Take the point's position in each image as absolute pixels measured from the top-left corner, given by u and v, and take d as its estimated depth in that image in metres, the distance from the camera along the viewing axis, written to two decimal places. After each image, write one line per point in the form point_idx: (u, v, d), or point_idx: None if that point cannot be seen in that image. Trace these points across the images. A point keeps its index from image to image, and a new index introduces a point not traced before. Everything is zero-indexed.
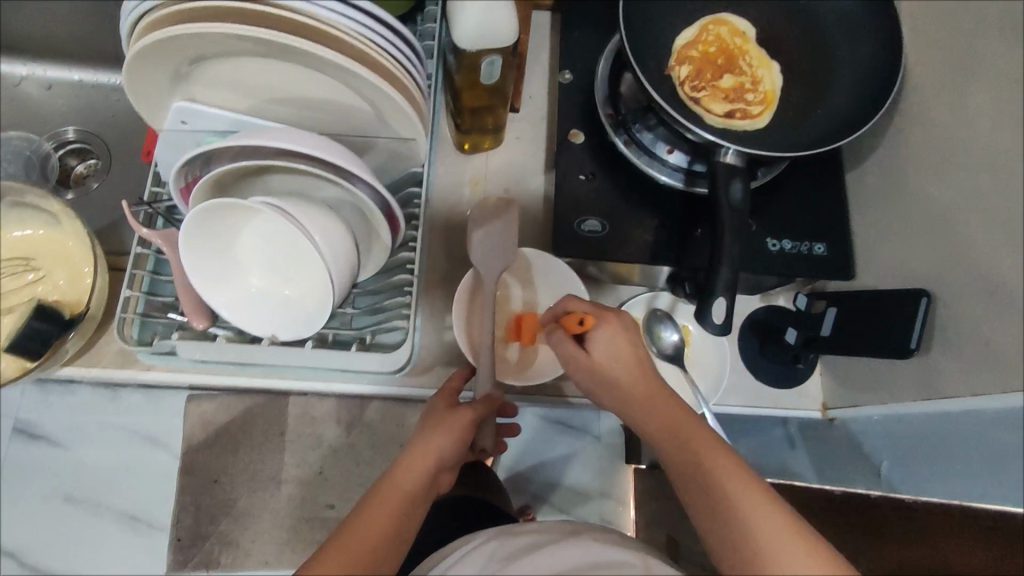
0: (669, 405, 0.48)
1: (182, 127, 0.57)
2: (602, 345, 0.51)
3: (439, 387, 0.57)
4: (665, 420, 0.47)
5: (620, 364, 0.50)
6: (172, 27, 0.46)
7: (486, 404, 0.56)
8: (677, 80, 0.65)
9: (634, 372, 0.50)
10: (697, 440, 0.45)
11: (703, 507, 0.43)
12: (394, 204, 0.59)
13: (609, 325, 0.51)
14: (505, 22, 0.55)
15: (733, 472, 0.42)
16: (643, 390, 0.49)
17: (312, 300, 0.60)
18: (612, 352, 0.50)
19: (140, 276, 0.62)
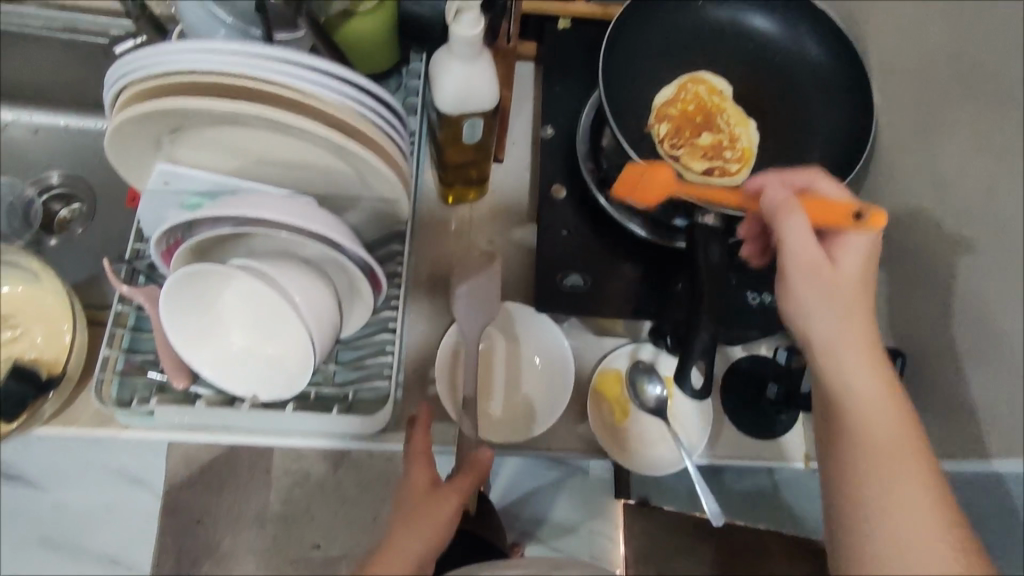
0: (876, 347, 0.48)
1: (164, 188, 0.58)
2: (844, 261, 0.49)
3: (414, 456, 0.55)
4: (873, 357, 0.47)
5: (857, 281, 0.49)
6: (151, 101, 0.46)
7: (467, 473, 0.53)
8: (657, 138, 0.67)
9: (863, 296, 0.49)
10: (890, 391, 0.47)
11: (858, 437, 0.46)
12: (376, 265, 0.59)
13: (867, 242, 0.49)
14: (485, 86, 0.56)
15: (897, 424, 0.46)
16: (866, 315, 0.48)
17: (294, 358, 0.60)
18: (852, 272, 0.49)
19: (120, 334, 0.63)
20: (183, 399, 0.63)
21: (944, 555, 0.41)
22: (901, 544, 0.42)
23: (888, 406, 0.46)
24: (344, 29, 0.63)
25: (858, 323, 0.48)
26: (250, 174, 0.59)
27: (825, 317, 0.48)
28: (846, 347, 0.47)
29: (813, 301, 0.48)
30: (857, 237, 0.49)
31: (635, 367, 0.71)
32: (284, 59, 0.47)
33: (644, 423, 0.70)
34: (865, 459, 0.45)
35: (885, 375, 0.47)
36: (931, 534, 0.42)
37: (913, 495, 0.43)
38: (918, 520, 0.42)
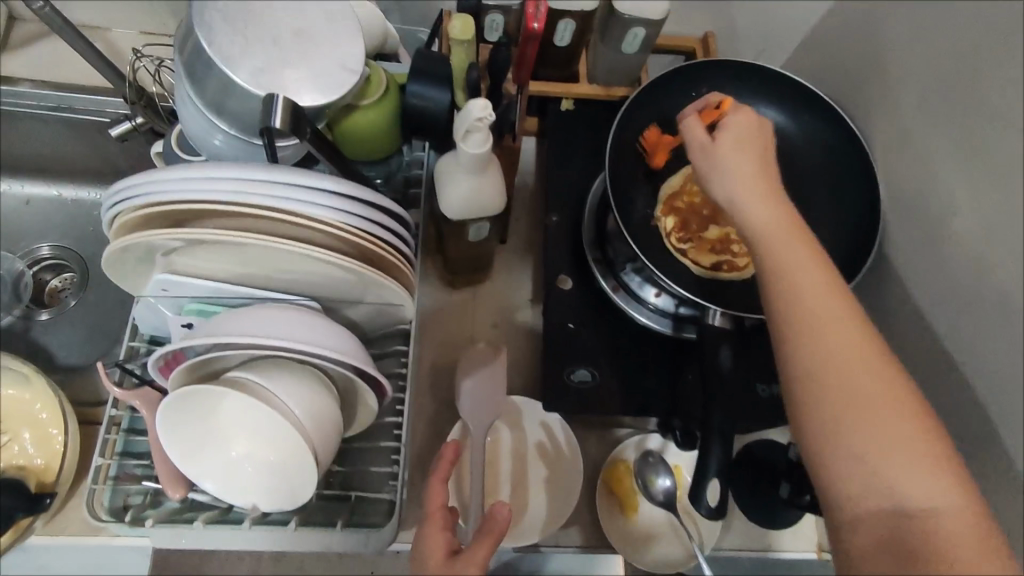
0: (774, 190, 0.49)
1: (163, 293, 0.56)
2: (729, 131, 0.52)
3: (432, 512, 0.52)
4: (767, 202, 0.48)
5: (744, 139, 0.52)
6: (148, 233, 0.48)
7: (489, 537, 0.49)
8: (663, 231, 0.67)
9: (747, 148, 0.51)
10: (788, 225, 0.47)
11: (773, 287, 0.45)
12: (383, 377, 0.57)
13: (743, 112, 0.53)
14: (492, 196, 0.54)
15: (808, 261, 0.45)
16: (751, 161, 0.51)
17: (297, 466, 0.55)
18: (739, 137, 0.52)
19: (113, 440, 0.61)
20: (180, 508, 0.60)
21: (876, 379, 0.40)
22: (833, 379, 0.41)
23: (796, 246, 0.46)
24: (347, 121, 0.61)
25: (748, 174, 0.50)
26: (250, 279, 0.57)
27: (726, 185, 0.50)
28: (740, 187, 0.49)
29: (715, 171, 0.51)
30: (736, 117, 0.53)
31: (645, 460, 0.69)
32: (294, 184, 0.48)
33: (656, 519, 0.68)
34: (787, 313, 0.44)
35: (782, 213, 0.48)
36: (858, 364, 0.41)
37: (825, 318, 0.42)
38: (844, 352, 0.41)
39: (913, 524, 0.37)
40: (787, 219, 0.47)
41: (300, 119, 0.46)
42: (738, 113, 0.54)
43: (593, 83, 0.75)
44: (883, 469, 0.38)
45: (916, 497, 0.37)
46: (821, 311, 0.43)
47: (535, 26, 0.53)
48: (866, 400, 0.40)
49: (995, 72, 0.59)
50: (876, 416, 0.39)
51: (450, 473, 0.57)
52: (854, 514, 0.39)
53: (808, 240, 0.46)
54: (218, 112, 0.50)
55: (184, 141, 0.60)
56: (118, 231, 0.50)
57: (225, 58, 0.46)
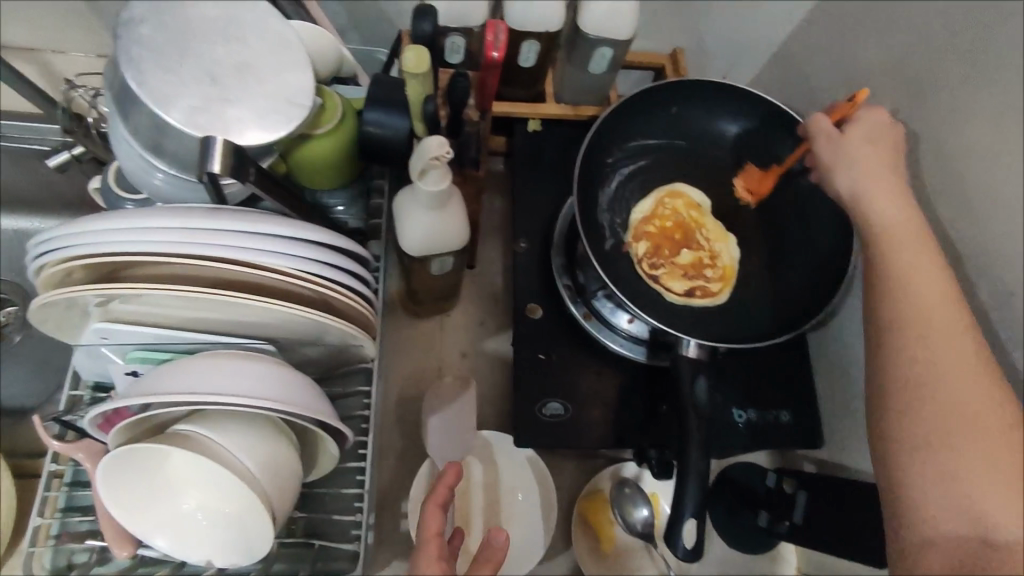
0: (902, 187, 0.50)
1: (103, 341, 0.52)
2: (859, 128, 0.54)
3: (430, 539, 0.44)
4: (896, 202, 0.48)
5: (876, 141, 0.54)
6: (80, 287, 0.46)
7: (489, 570, 0.44)
8: (635, 257, 0.65)
9: (881, 148, 0.53)
10: (911, 224, 0.46)
11: (890, 288, 0.43)
12: (339, 424, 0.54)
13: (880, 113, 0.55)
14: (454, 229, 0.52)
15: (930, 266, 0.43)
16: (880, 160, 0.52)
17: (253, 519, 0.51)
18: (873, 136, 0.54)
19: (53, 497, 0.57)
20: (130, 565, 0.57)
21: (982, 398, 0.38)
22: (934, 390, 0.39)
23: (918, 247, 0.45)
24: (301, 151, 0.57)
25: (869, 170, 0.51)
26: (198, 325, 0.53)
27: (852, 177, 0.51)
28: (869, 182, 0.50)
29: (844, 165, 0.53)
30: (867, 116, 0.55)
31: (621, 490, 0.67)
32: (229, 230, 0.47)
33: (630, 546, 0.67)
34: (898, 316, 0.42)
35: (909, 212, 0.47)
36: (963, 381, 0.39)
37: (931, 314, 0.41)
38: (954, 366, 0.39)
39: (995, 554, 0.35)
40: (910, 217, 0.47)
41: (243, 160, 0.43)
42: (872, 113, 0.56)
43: (561, 102, 0.73)
44: (973, 492, 0.36)
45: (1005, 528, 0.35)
46: (926, 308, 0.41)
47: (495, 56, 0.51)
48: (965, 416, 0.37)
49: (955, 90, 0.59)
50: (972, 437, 0.37)
51: (445, 497, 0.49)
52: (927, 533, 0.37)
53: (932, 244, 0.45)
54: (153, 152, 0.47)
55: (124, 178, 0.56)
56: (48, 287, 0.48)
57: (159, 98, 0.43)
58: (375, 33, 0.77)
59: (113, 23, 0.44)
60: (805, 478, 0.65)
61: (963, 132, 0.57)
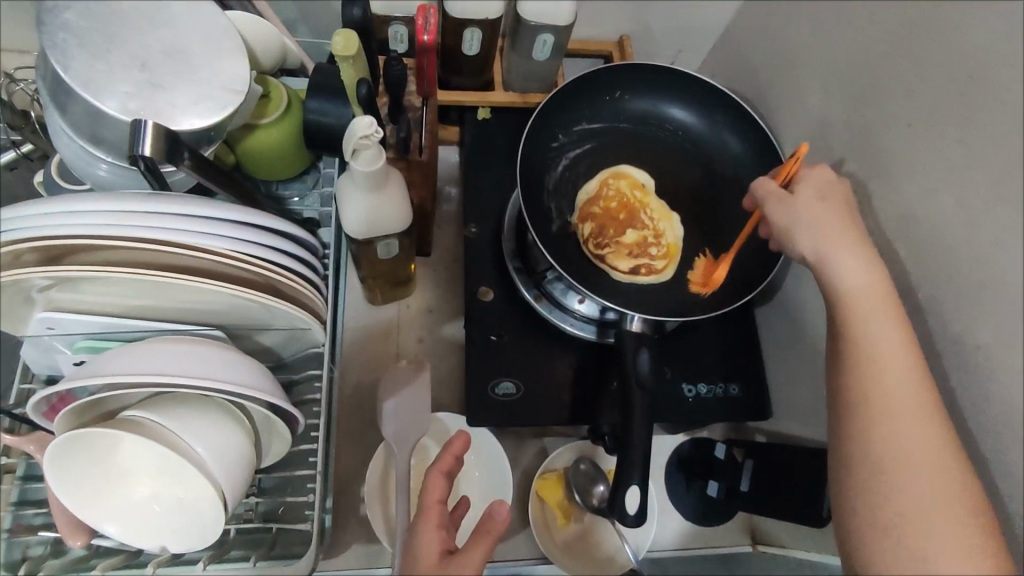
0: (864, 246, 0.50)
1: (50, 331, 0.53)
2: (808, 186, 0.54)
3: (428, 509, 0.47)
4: (865, 271, 0.48)
5: (827, 201, 0.53)
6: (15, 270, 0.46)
7: (486, 539, 0.46)
8: (581, 238, 0.67)
9: (833, 208, 0.52)
10: (883, 291, 0.48)
11: (857, 360, 0.46)
12: (290, 406, 0.55)
13: (819, 172, 0.55)
14: (395, 212, 0.53)
15: (895, 333, 0.46)
16: (837, 223, 0.51)
17: (205, 503, 0.52)
18: (820, 195, 0.53)
19: (5, 490, 0.57)
20: (84, 555, 0.57)
21: (943, 482, 0.41)
22: (903, 476, 0.41)
23: (884, 321, 0.46)
24: (247, 141, 0.58)
25: (831, 238, 0.50)
26: (147, 311, 0.54)
27: (814, 240, 0.51)
28: (835, 252, 0.49)
29: (801, 227, 0.52)
30: (812, 173, 0.55)
31: (576, 467, 0.69)
32: (168, 213, 0.48)
33: (588, 522, 0.68)
34: (868, 404, 0.44)
35: (879, 277, 0.48)
36: (927, 468, 0.41)
37: (896, 390, 0.44)
38: (919, 442, 0.42)
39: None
40: (885, 287, 0.48)
41: (176, 144, 0.44)
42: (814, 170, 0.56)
43: (510, 90, 0.75)
44: (939, 574, 0.38)
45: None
46: (890, 383, 0.44)
47: (425, 39, 0.53)
48: (931, 500, 0.40)
49: (877, 66, 0.61)
50: (939, 520, 0.39)
51: (453, 467, 0.52)
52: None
53: (900, 322, 0.46)
54: (89, 140, 0.48)
55: (68, 172, 0.57)
56: None
57: (88, 85, 0.44)
58: (325, 25, 0.78)
59: (36, 10, 0.45)
60: (752, 448, 0.70)
61: (884, 106, 0.60)
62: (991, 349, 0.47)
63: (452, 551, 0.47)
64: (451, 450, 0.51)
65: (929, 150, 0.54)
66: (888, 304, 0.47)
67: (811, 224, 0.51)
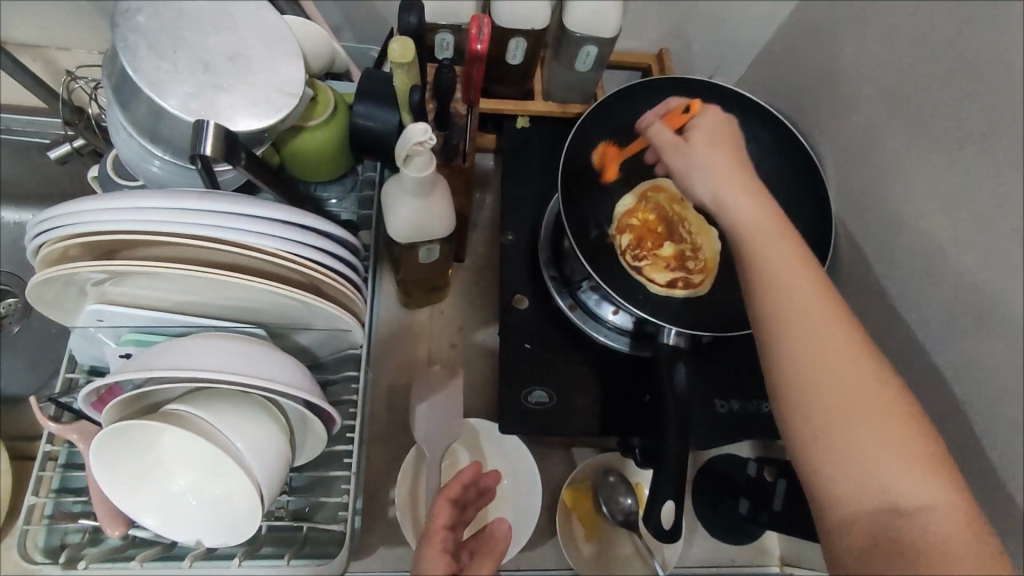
0: (754, 186, 0.49)
1: (99, 324, 0.55)
2: (701, 132, 0.52)
3: (437, 529, 0.46)
4: (758, 201, 0.48)
5: (719, 144, 0.51)
6: (74, 262, 0.47)
7: (491, 556, 0.47)
8: (619, 249, 0.68)
9: (726, 151, 0.51)
10: (775, 222, 0.47)
11: (763, 284, 0.45)
12: (330, 405, 0.56)
13: (710, 112, 0.53)
14: (440, 218, 0.54)
15: (791, 257, 0.46)
16: (726, 163, 0.50)
17: (242, 500, 0.53)
18: (715, 137, 0.51)
19: (48, 477, 0.58)
20: (121, 545, 0.58)
21: (868, 384, 0.41)
22: (828, 384, 0.41)
23: (785, 248, 0.46)
24: (294, 142, 0.59)
25: (721, 174, 0.49)
26: (195, 308, 0.56)
27: (708, 186, 0.49)
28: (732, 193, 0.48)
29: (694, 173, 0.50)
30: (703, 117, 0.53)
31: (605, 479, 0.69)
32: (219, 211, 0.48)
33: (614, 534, 0.67)
34: (782, 321, 0.44)
35: (771, 214, 0.48)
36: (849, 375, 0.41)
37: (806, 304, 0.44)
38: (833, 348, 0.42)
39: (902, 521, 0.37)
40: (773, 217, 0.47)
41: (234, 144, 0.45)
42: (705, 112, 0.53)
43: (549, 99, 0.76)
44: (879, 472, 0.39)
45: (908, 496, 0.38)
46: (800, 300, 0.44)
47: (479, 48, 0.54)
48: (858, 404, 0.40)
49: (927, 86, 0.60)
50: (870, 425, 0.40)
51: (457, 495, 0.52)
52: (847, 513, 0.39)
53: (797, 244, 0.46)
54: (149, 138, 0.49)
55: (122, 168, 0.58)
56: (44, 262, 0.49)
57: (154, 84, 0.45)
58: (370, 30, 0.79)
59: (112, 11, 0.46)
60: (784, 467, 0.67)
61: (932, 127, 0.59)
62: None
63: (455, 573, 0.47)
64: (460, 477, 0.52)
65: None
66: (785, 232, 0.47)
67: (698, 170, 0.50)
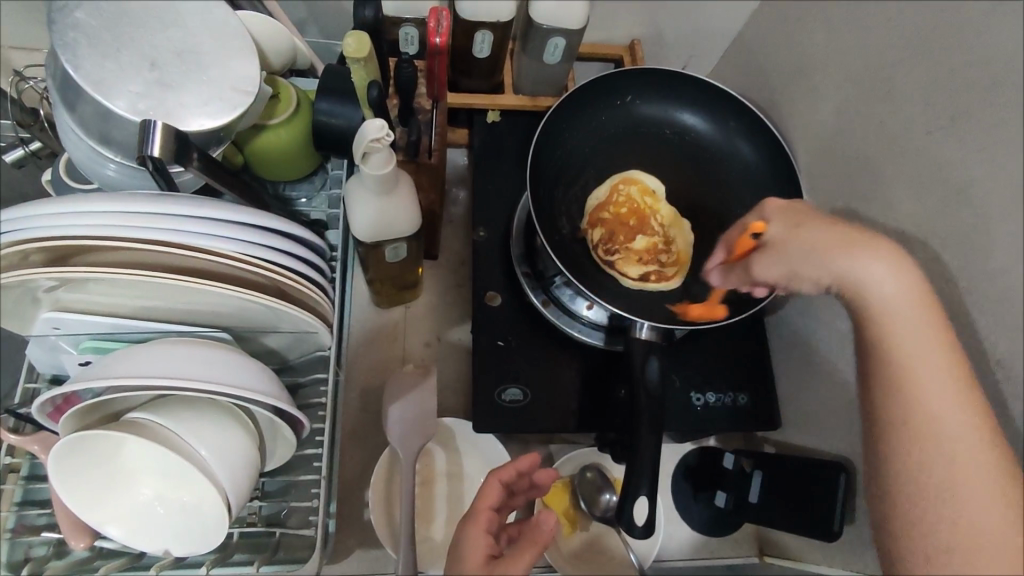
0: (875, 250, 0.45)
1: (55, 332, 0.53)
2: (782, 224, 0.50)
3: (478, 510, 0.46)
4: (895, 274, 0.44)
5: (805, 227, 0.48)
6: (24, 271, 0.45)
7: (532, 547, 0.44)
8: (590, 243, 0.67)
9: (817, 232, 0.47)
10: (913, 298, 0.43)
11: (890, 364, 0.42)
12: (298, 410, 0.55)
13: (769, 208, 0.51)
14: (405, 216, 0.53)
15: (922, 335, 0.42)
16: (830, 240, 0.46)
17: (211, 508, 0.51)
18: (793, 224, 0.49)
19: (10, 490, 0.56)
20: (88, 557, 0.57)
21: (987, 488, 0.38)
22: (941, 478, 0.39)
23: (915, 326, 0.42)
24: (256, 141, 0.57)
25: (827, 255, 0.46)
26: (153, 313, 0.54)
27: (821, 274, 0.46)
28: (849, 271, 0.45)
29: (799, 268, 0.47)
30: (769, 211, 0.51)
31: (583, 476, 0.68)
32: (175, 215, 0.47)
33: (596, 531, 0.67)
34: (901, 409, 0.41)
35: (908, 287, 0.43)
36: (973, 473, 0.39)
37: (939, 394, 0.41)
38: (965, 447, 0.39)
39: None
40: (916, 297, 0.43)
41: (185, 145, 0.44)
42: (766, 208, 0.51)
43: (520, 93, 0.75)
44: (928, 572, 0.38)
45: None
46: (933, 390, 0.41)
47: (438, 42, 0.53)
48: (971, 512, 0.38)
49: (892, 74, 0.60)
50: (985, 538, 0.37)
51: (511, 479, 0.50)
52: None
53: (935, 324, 0.42)
54: (98, 139, 0.47)
55: (76, 170, 0.57)
56: None
57: (97, 83, 0.44)
58: (334, 26, 0.78)
59: (48, 9, 0.45)
60: (761, 458, 0.67)
61: (899, 116, 0.59)
62: (1011, 361, 0.47)
63: (496, 556, 0.45)
64: (513, 463, 0.50)
65: (948, 161, 0.54)
66: (927, 312, 0.43)
67: (799, 267, 0.47)
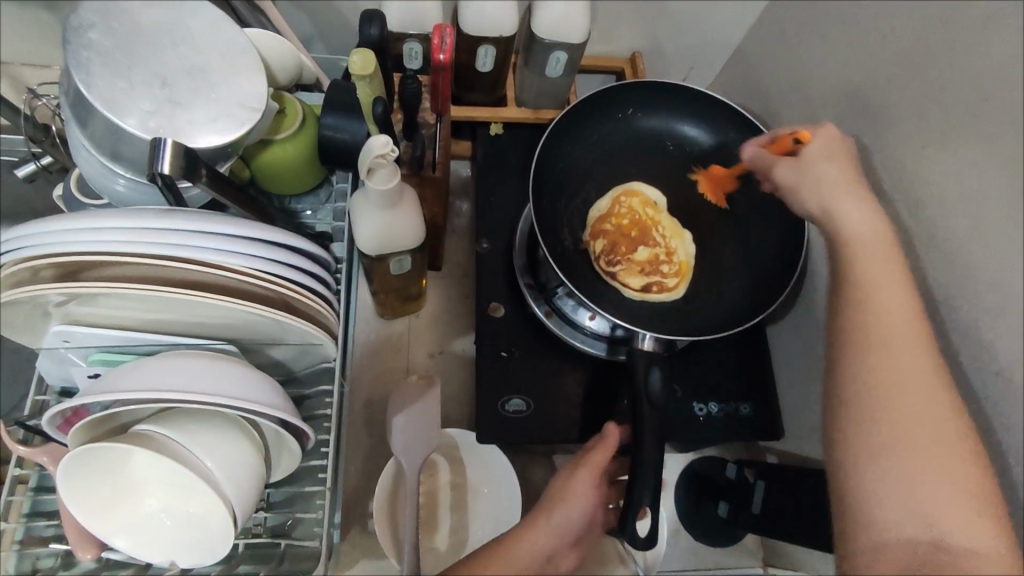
0: (872, 201, 0.50)
1: (64, 344, 0.54)
2: (818, 145, 0.53)
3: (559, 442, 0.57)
4: (878, 225, 0.48)
5: (829, 160, 0.53)
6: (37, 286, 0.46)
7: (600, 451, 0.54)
8: (592, 255, 0.68)
9: (841, 165, 0.52)
10: (882, 241, 0.47)
11: (858, 302, 0.45)
12: (302, 421, 0.55)
13: (824, 133, 0.54)
14: (409, 229, 0.54)
15: (904, 297, 0.44)
16: (837, 176, 0.51)
17: (216, 521, 0.52)
18: (828, 151, 0.53)
19: (18, 502, 0.57)
20: (95, 569, 0.57)
21: (935, 420, 0.40)
22: (888, 398, 0.41)
23: (896, 287, 0.45)
24: (263, 156, 0.58)
25: (830, 185, 0.51)
26: (160, 326, 0.55)
27: (819, 197, 0.51)
28: (840, 203, 0.50)
29: (800, 184, 0.53)
30: (823, 133, 0.54)
31: None
32: (183, 230, 0.48)
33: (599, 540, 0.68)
34: (857, 338, 0.44)
35: (879, 227, 0.48)
36: (924, 403, 0.41)
37: (894, 326, 0.43)
38: (916, 377, 0.42)
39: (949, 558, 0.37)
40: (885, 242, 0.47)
41: (194, 162, 0.45)
42: (823, 130, 0.55)
43: (522, 107, 0.76)
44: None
45: (956, 533, 0.38)
46: (887, 322, 0.43)
47: (441, 58, 0.54)
48: (914, 438, 0.40)
49: (890, 87, 0.61)
50: (935, 465, 0.39)
51: None
52: (882, 536, 0.39)
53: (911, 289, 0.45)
54: (109, 155, 0.48)
55: (87, 185, 0.58)
56: None
57: (110, 102, 0.45)
58: (341, 41, 0.79)
59: (63, 27, 0.45)
60: (763, 468, 0.67)
61: (897, 127, 0.60)
62: (1010, 372, 0.48)
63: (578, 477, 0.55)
64: None
65: (945, 173, 0.54)
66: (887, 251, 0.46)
67: (801, 182, 0.53)
